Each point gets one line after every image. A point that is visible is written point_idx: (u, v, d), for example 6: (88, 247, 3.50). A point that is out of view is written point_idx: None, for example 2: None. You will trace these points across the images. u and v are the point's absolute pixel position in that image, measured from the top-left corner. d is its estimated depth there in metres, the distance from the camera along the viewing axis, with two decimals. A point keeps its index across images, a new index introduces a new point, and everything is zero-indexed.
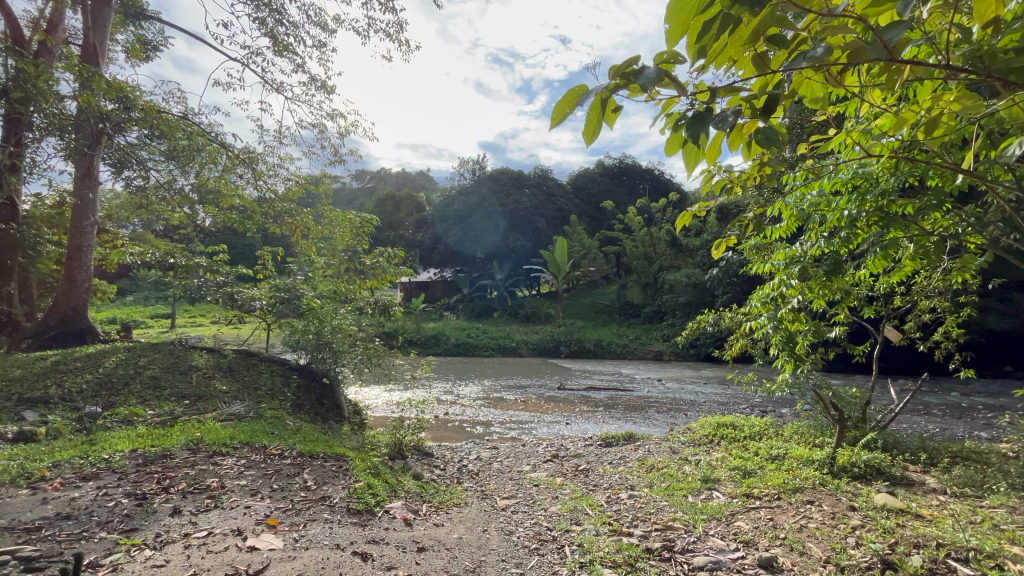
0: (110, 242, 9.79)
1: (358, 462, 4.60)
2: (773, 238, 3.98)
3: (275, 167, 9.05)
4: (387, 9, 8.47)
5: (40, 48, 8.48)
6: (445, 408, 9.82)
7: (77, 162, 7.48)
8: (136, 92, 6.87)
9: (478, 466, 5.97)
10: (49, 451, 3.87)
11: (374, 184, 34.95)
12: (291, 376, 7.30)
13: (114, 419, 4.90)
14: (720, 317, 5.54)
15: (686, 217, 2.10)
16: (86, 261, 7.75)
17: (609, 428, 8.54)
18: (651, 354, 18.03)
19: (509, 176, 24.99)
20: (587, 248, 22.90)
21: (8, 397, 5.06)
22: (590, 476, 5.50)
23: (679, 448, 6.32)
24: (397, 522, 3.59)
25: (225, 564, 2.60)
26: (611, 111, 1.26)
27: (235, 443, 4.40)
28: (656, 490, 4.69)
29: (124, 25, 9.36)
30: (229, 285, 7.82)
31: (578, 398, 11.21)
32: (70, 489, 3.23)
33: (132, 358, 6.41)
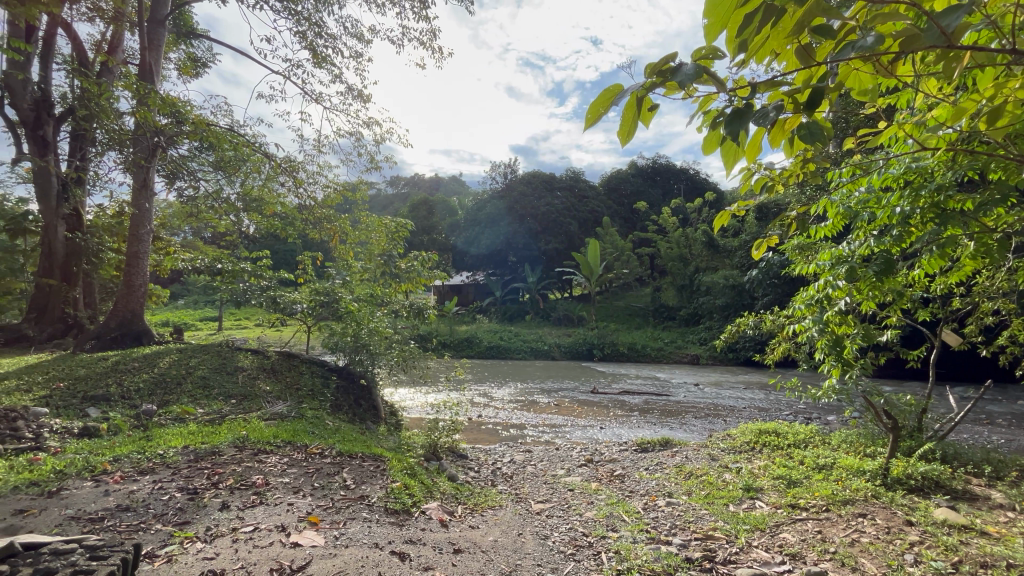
0: (163, 248, 10.39)
1: (395, 463, 4.69)
2: (817, 237, 3.85)
3: (314, 174, 9.38)
4: (420, 17, 8.67)
5: (102, 69, 9.09)
6: (478, 410, 9.88)
7: (135, 174, 7.97)
8: (188, 106, 7.27)
9: (512, 469, 5.96)
10: (110, 446, 4.12)
11: (408, 190, 35.65)
12: (331, 377, 7.52)
13: (168, 417, 5.17)
14: (761, 320, 5.33)
15: (724, 217, 2.03)
16: (143, 267, 8.24)
17: (644, 433, 8.38)
18: (688, 358, 17.60)
19: (541, 179, 25.00)
20: (620, 250, 22.60)
21: (74, 394, 5.41)
22: (626, 482, 5.40)
23: (718, 455, 6.13)
24: (433, 523, 3.64)
25: (270, 559, 2.69)
26: (646, 110, 1.24)
27: (278, 442, 4.56)
28: (694, 498, 4.56)
29: (176, 44, 9.91)
30: (272, 289, 8.12)
31: (612, 402, 11.04)
32: (129, 483, 3.43)
33: (184, 359, 6.76)
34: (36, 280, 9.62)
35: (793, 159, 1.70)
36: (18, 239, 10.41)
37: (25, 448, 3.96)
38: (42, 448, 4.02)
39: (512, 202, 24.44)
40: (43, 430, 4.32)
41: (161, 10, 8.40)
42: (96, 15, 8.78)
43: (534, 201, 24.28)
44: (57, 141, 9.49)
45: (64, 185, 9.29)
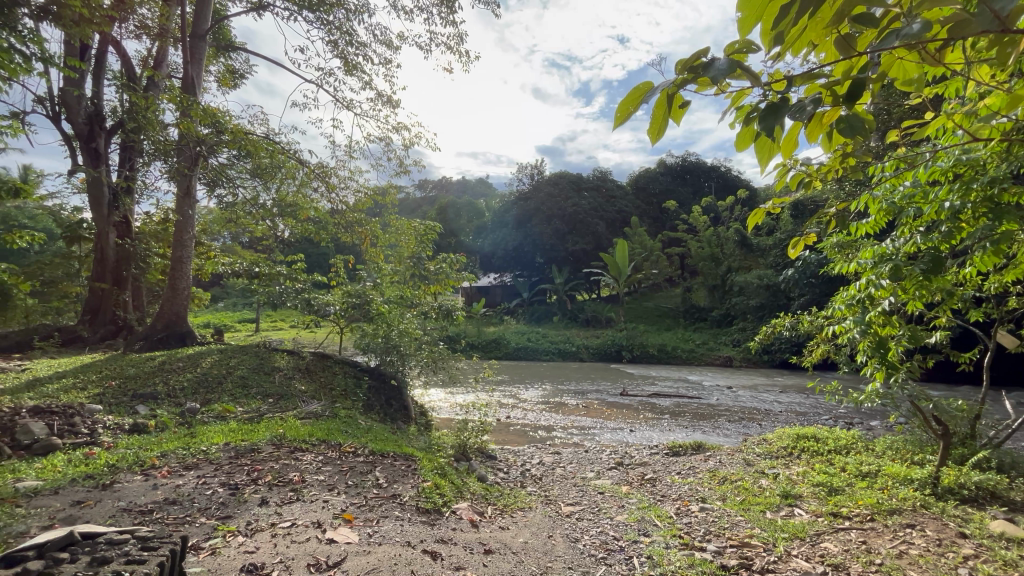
0: (204, 253, 10.85)
1: (425, 462, 4.75)
2: (859, 235, 3.70)
3: (346, 179, 9.62)
4: (447, 23, 8.81)
5: (148, 83, 9.56)
6: (507, 411, 9.90)
7: (178, 182, 8.34)
8: (227, 116, 7.60)
9: (541, 470, 5.94)
10: (158, 442, 4.32)
11: (436, 193, 36.10)
12: (363, 377, 7.68)
13: (209, 415, 5.39)
14: (798, 321, 5.15)
15: (759, 214, 1.97)
16: (186, 272, 8.61)
17: (675, 437, 8.22)
18: (721, 360, 17.15)
19: (568, 180, 24.88)
20: (649, 250, 22.26)
21: (125, 392, 5.70)
22: (657, 486, 5.31)
23: (754, 460, 5.94)
24: (464, 523, 3.66)
25: (307, 554, 2.77)
26: (678, 106, 1.21)
27: (313, 440, 4.70)
28: (730, 504, 4.43)
29: (216, 57, 10.34)
30: (306, 291, 8.34)
31: (642, 404, 10.87)
32: (175, 477, 3.59)
33: (224, 359, 7.05)
34: (90, 284, 10.20)
35: (832, 154, 1.63)
36: (74, 245, 11.06)
37: (81, 442, 4.20)
38: (97, 442, 4.25)
39: (539, 203, 24.41)
40: (96, 426, 4.57)
41: (202, 24, 8.70)
42: (144, 32, 9.28)
43: (561, 202, 24.16)
44: (108, 153, 10.03)
45: (116, 193, 9.76)
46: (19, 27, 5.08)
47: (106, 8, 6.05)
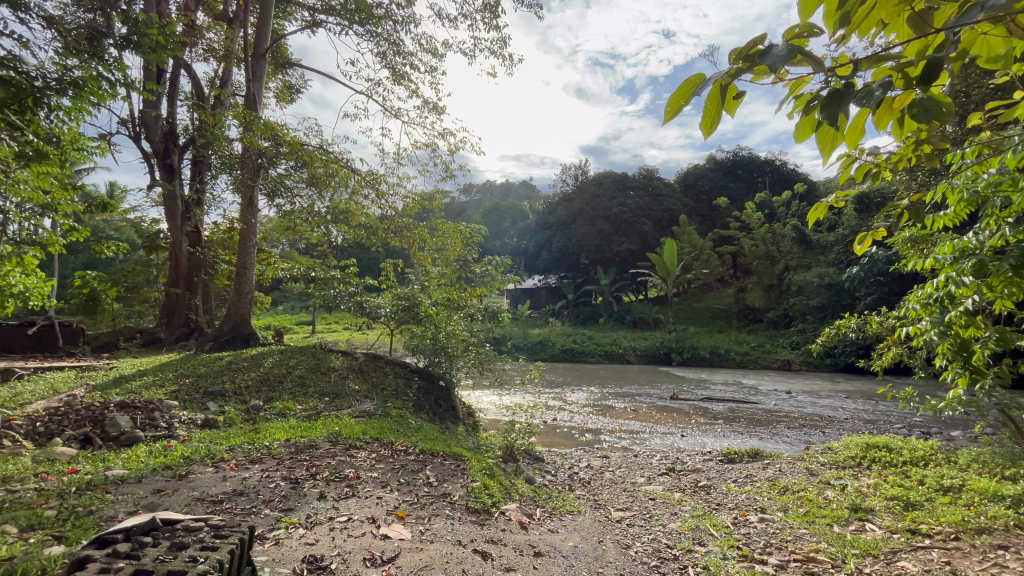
0: (265, 259, 11.51)
1: (474, 463, 4.81)
2: (935, 228, 3.42)
3: (394, 186, 9.93)
4: (491, 27, 8.98)
5: (215, 102, 10.27)
6: (553, 414, 9.86)
7: (242, 193, 8.87)
8: (285, 129, 8.09)
9: (589, 474, 5.87)
10: (226, 437, 4.61)
11: (480, 197, 36.71)
12: (413, 377, 7.87)
13: (272, 412, 5.71)
14: (865, 322, 4.81)
15: (820, 209, 1.85)
16: (250, 277, 9.16)
17: (730, 443, 7.88)
18: (778, 363, 16.30)
19: (613, 179, 24.49)
20: (700, 249, 21.51)
21: (197, 389, 6.13)
22: (712, 494, 5.11)
23: (818, 470, 5.60)
24: (513, 525, 3.67)
25: (362, 548, 2.87)
26: (731, 98, 1.16)
27: (367, 438, 4.86)
28: (792, 516, 4.19)
29: (274, 74, 10.97)
30: (358, 294, 8.65)
31: (694, 409, 10.52)
32: (242, 470, 3.83)
33: (284, 360, 7.45)
34: (167, 290, 11.10)
35: (904, 141, 1.50)
36: (153, 253, 12.05)
37: (160, 435, 4.55)
38: (173, 436, 4.60)
39: (584, 203, 24.16)
40: (173, 421, 4.93)
41: (263, 43, 9.14)
42: (211, 55, 9.99)
43: (605, 202, 23.81)
44: (181, 168, 10.87)
45: (187, 207, 10.86)
46: (105, 56, 5.60)
47: (178, 35, 6.58)
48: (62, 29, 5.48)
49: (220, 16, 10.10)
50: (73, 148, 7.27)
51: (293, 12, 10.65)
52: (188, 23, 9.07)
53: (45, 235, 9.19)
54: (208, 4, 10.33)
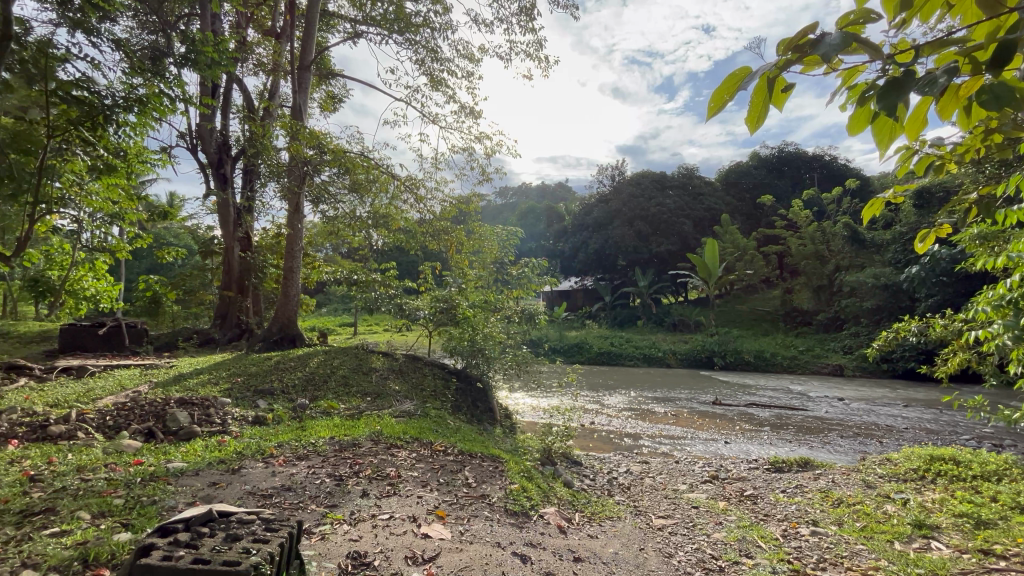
0: (310, 263, 11.99)
1: (512, 464, 4.83)
2: (1007, 224, 3.16)
3: (433, 190, 10.12)
4: (526, 30, 9.03)
5: (264, 113, 10.78)
6: (591, 417, 9.74)
7: (289, 200, 9.25)
8: (329, 138, 8.43)
9: (629, 479, 5.76)
10: (275, 434, 4.81)
11: (516, 199, 36.93)
12: (451, 379, 7.97)
13: (318, 410, 5.92)
14: (928, 326, 4.49)
15: (876, 205, 1.74)
16: (296, 281, 9.53)
17: (778, 452, 7.55)
18: (830, 368, 15.49)
19: (651, 179, 24.03)
20: (743, 249, 20.76)
21: (249, 387, 6.42)
22: (759, 504, 4.90)
23: (876, 483, 5.27)
24: (552, 528, 3.66)
25: (404, 547, 2.92)
26: (780, 91, 1.11)
27: (407, 438, 4.96)
28: (848, 530, 3.96)
29: (318, 84, 11.41)
30: (398, 297, 8.86)
31: (738, 415, 10.14)
32: (290, 466, 3.98)
33: (329, 360, 7.70)
34: (221, 293, 11.72)
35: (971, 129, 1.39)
36: (208, 258, 12.75)
37: (215, 431, 4.81)
38: (228, 431, 4.85)
39: (621, 204, 23.81)
40: (226, 417, 5.20)
41: (308, 55, 9.50)
42: (260, 69, 10.51)
43: (644, 202, 23.35)
44: (233, 177, 11.47)
45: (239, 213, 11.57)
46: (166, 73, 5.99)
47: (231, 51, 6.95)
48: (128, 50, 5.90)
49: (269, 31, 10.62)
50: (138, 161, 7.81)
51: (336, 24, 11.06)
52: (240, 40, 9.56)
53: (113, 242, 10.01)
54: (258, 20, 10.87)
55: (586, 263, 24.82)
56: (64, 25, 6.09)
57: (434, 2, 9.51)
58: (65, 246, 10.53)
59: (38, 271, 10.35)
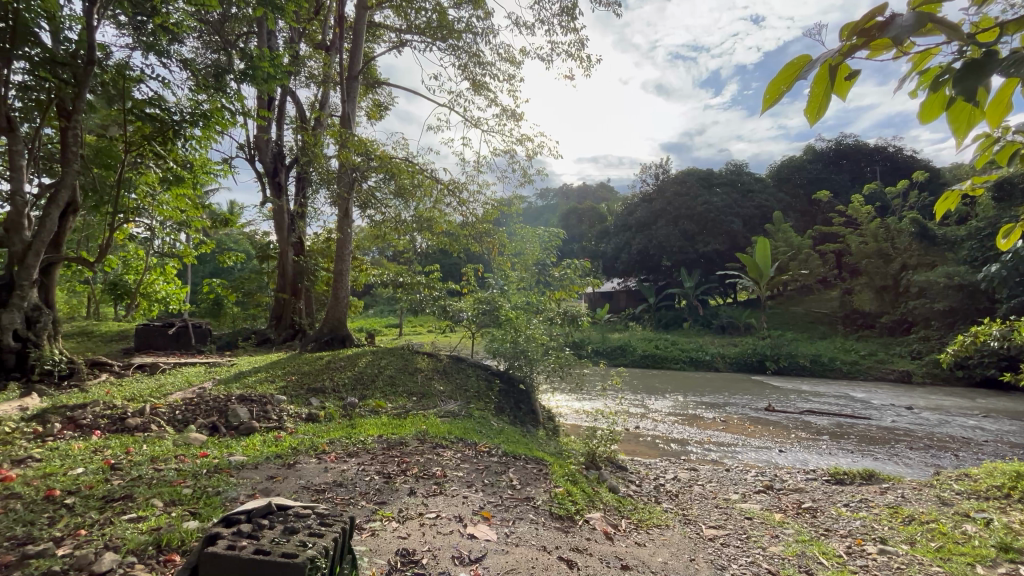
0: (358, 266, 12.43)
1: (556, 467, 4.80)
2: None
3: (475, 193, 10.24)
4: (567, 30, 8.99)
5: (316, 123, 11.30)
6: (636, 421, 9.53)
7: (339, 206, 9.60)
8: (376, 145, 8.75)
9: (677, 486, 5.59)
10: (327, 430, 5.02)
11: (558, 201, 36.85)
12: (494, 380, 8.03)
13: (366, 409, 6.13)
14: (1014, 329, 4.07)
15: (950, 199, 1.61)
16: (345, 283, 9.88)
17: (839, 463, 7.11)
18: (896, 375, 14.45)
19: (697, 176, 23.30)
20: (798, 247, 19.74)
21: (303, 385, 6.71)
22: (819, 518, 4.64)
23: (953, 500, 4.85)
24: (598, 534, 3.60)
25: (451, 546, 2.96)
26: (843, 79, 1.04)
27: (452, 438, 5.04)
28: (920, 550, 3.68)
29: (365, 94, 11.84)
30: (442, 299, 9.04)
31: (794, 422, 9.62)
32: (341, 462, 4.13)
33: (377, 360, 7.94)
34: (276, 295, 12.34)
35: None
36: (265, 262, 13.45)
37: (272, 426, 5.07)
38: (283, 427, 5.10)
39: (666, 203, 23.22)
40: (282, 414, 5.46)
41: (356, 66, 9.84)
42: (312, 80, 10.99)
43: (689, 200, 22.67)
44: (288, 185, 12.06)
45: (293, 219, 12.18)
46: (228, 89, 6.38)
47: (285, 65, 7.32)
48: (195, 69, 6.35)
49: (319, 45, 11.11)
50: (203, 172, 8.38)
51: (382, 35, 11.42)
52: (293, 54, 10.05)
53: (182, 247, 10.78)
54: (309, 34, 11.39)
55: (629, 264, 24.36)
56: (139, 48, 6.64)
57: (477, 7, 9.62)
58: (140, 252, 11.45)
59: (117, 276, 11.29)
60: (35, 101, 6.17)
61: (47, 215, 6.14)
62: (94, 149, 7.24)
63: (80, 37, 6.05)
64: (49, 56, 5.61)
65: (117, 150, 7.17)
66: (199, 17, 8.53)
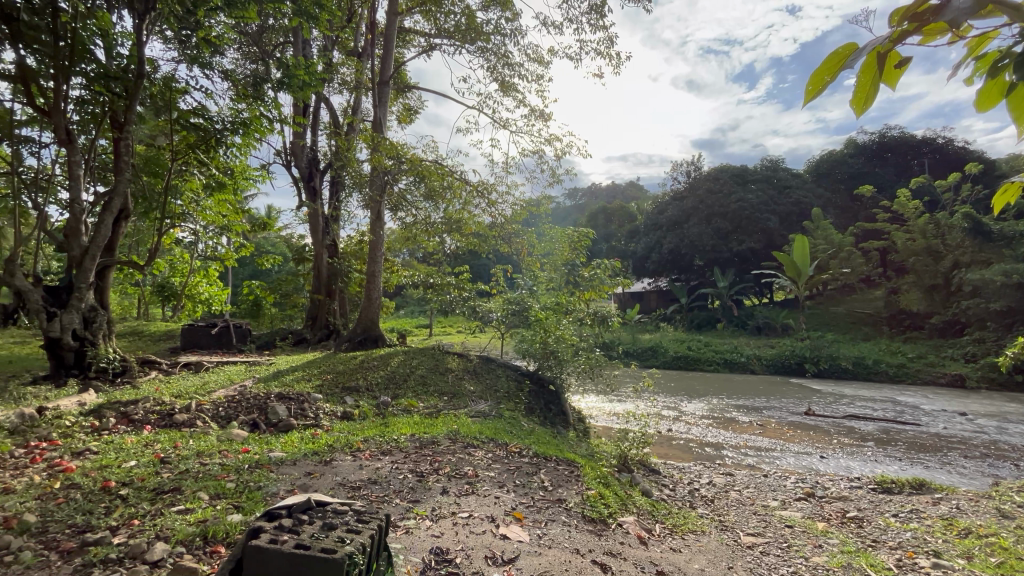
0: (390, 267, 12.67)
1: (588, 470, 4.76)
2: None
3: (504, 194, 10.27)
4: (596, 28, 8.90)
5: (349, 128, 11.58)
6: (668, 424, 9.34)
7: (371, 209, 9.81)
8: (407, 148, 8.91)
9: (712, 492, 5.44)
10: (362, 429, 5.13)
11: (586, 201, 36.64)
12: (524, 381, 8.03)
13: (399, 407, 6.24)
14: None
15: (1009, 192, 1.50)
16: (378, 284, 10.08)
17: (887, 471, 6.77)
18: (948, 379, 13.68)
19: (731, 173, 22.68)
20: (839, 245, 18.94)
21: (338, 384, 6.88)
22: (866, 528, 4.43)
23: (1015, 513, 4.54)
24: (632, 538, 3.55)
25: (484, 546, 2.97)
26: (893, 67, 0.99)
27: (483, 438, 5.06)
28: (979, 566, 3.46)
29: (396, 98, 12.06)
30: (472, 300, 9.13)
31: (836, 427, 9.24)
32: (375, 460, 4.21)
33: (408, 360, 8.06)
34: (312, 296, 12.71)
35: None
36: (301, 265, 13.88)
37: (310, 424, 5.22)
38: (320, 424, 5.25)
39: (698, 201, 22.71)
40: (319, 411, 5.61)
41: (388, 71, 10.03)
42: (345, 87, 11.26)
43: (723, 198, 22.08)
44: (323, 189, 12.40)
45: (327, 222, 12.56)
46: (265, 97, 6.62)
47: (320, 72, 7.52)
48: (235, 80, 6.61)
49: (352, 52, 11.39)
50: (244, 178, 8.73)
51: (412, 40, 11.60)
52: (326, 61, 10.31)
53: (224, 251, 11.25)
54: (342, 42, 11.68)
55: (660, 264, 23.93)
56: (184, 61, 6.96)
57: (505, 9, 9.64)
58: (186, 256, 12.02)
59: (165, 278, 11.89)
60: (91, 114, 6.56)
61: (102, 222, 6.51)
62: (144, 158, 7.64)
63: (131, 52, 6.40)
64: (102, 71, 5.97)
65: (165, 158, 7.54)
66: (239, 29, 8.90)
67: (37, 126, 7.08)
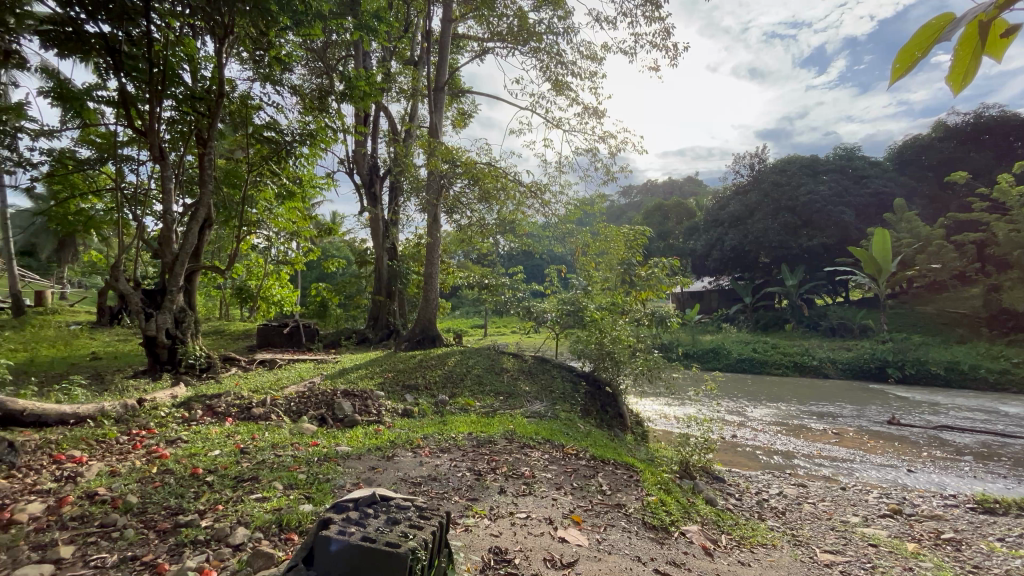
0: (446, 269, 12.97)
1: (648, 475, 4.62)
2: None
3: (558, 194, 10.21)
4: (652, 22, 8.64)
5: (406, 135, 11.98)
6: (733, 430, 8.91)
7: (428, 212, 10.07)
8: (461, 151, 9.09)
9: (783, 503, 5.12)
10: (422, 426, 5.28)
11: (642, 198, 35.76)
12: (580, 382, 7.95)
13: (456, 406, 6.38)
14: None
15: None
16: (434, 285, 10.32)
17: (988, 489, 6.07)
18: None
19: (800, 164, 21.29)
20: (926, 238, 17.27)
21: (397, 382, 7.13)
22: (965, 552, 4.00)
23: None
24: (696, 549, 3.42)
25: (542, 548, 2.97)
26: (1001, 36, 0.88)
27: (539, 438, 5.06)
28: None
29: (451, 104, 12.32)
30: (526, 301, 9.15)
31: (926, 438, 8.40)
32: (434, 457, 4.33)
33: (465, 360, 8.23)
34: (373, 297, 13.24)
35: None
36: (363, 267, 14.52)
37: (372, 419, 5.45)
38: (382, 421, 5.46)
39: (763, 195, 21.51)
40: (381, 408, 5.84)
41: (442, 77, 10.26)
42: (402, 95, 11.62)
43: (791, 191, 20.76)
44: (382, 194, 12.86)
45: (387, 226, 13.08)
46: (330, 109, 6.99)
47: (379, 82, 7.80)
48: (304, 94, 7.02)
49: (409, 61, 11.77)
50: (311, 186, 9.27)
51: (466, 45, 11.79)
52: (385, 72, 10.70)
53: (294, 255, 12.00)
54: (399, 52, 12.07)
55: (722, 262, 22.88)
56: (258, 80, 7.53)
57: (557, 8, 9.62)
58: (260, 261, 12.94)
59: (243, 281, 12.84)
60: (180, 133, 7.23)
61: (189, 230, 7.12)
62: (224, 171, 8.30)
63: (213, 75, 7.00)
64: (189, 93, 6.58)
65: (242, 170, 8.15)
66: (306, 46, 9.44)
67: (136, 145, 7.88)
